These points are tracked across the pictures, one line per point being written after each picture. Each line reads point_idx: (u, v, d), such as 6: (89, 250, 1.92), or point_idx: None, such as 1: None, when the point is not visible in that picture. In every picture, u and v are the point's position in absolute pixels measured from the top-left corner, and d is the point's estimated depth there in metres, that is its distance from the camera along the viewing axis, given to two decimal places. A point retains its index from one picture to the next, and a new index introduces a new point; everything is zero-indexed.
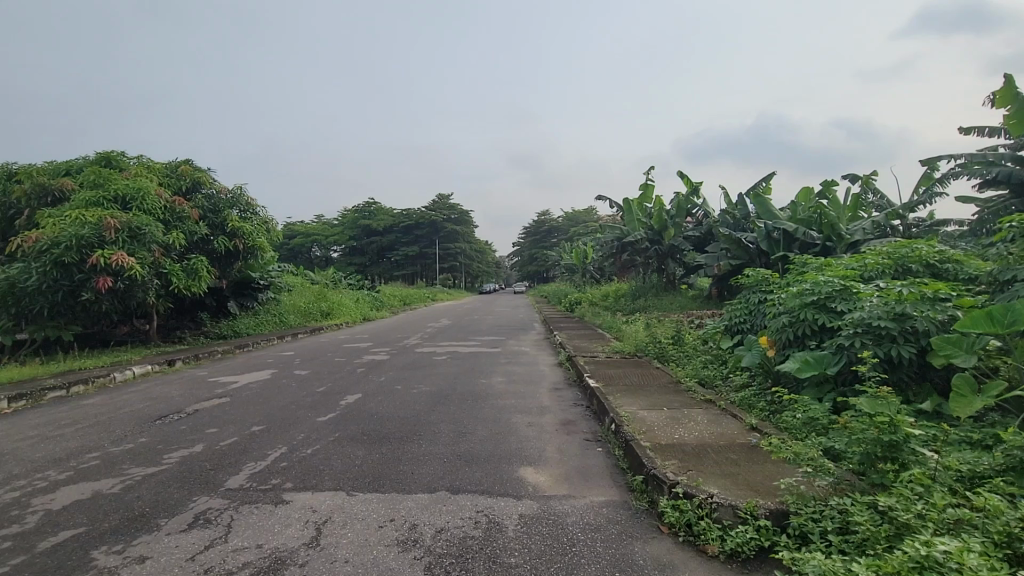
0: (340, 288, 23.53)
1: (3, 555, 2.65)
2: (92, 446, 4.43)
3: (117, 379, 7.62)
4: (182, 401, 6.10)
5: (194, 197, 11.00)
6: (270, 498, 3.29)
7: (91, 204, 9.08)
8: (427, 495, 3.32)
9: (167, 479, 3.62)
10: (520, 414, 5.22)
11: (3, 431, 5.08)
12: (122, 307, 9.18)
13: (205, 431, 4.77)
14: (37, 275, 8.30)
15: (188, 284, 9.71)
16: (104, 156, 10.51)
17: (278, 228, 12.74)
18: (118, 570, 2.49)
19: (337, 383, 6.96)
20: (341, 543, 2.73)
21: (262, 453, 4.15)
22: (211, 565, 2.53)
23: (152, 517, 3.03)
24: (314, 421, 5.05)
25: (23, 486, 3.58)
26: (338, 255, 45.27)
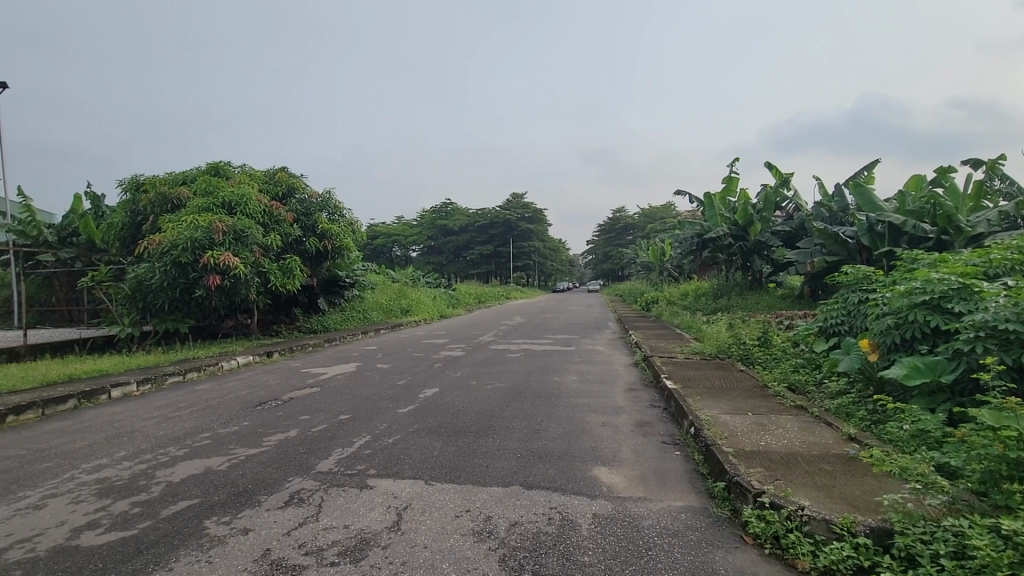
0: (419, 286, 24.55)
1: (135, 518, 3.02)
2: (204, 427, 4.94)
3: (223, 367, 8.42)
4: (279, 390, 6.63)
5: (289, 202, 11.90)
6: (356, 483, 3.50)
7: (203, 210, 10.08)
8: (501, 489, 3.37)
9: (266, 459, 3.95)
10: (593, 413, 5.16)
11: (133, 410, 5.79)
12: (228, 302, 10.12)
13: (299, 418, 5.15)
14: (160, 273, 9.35)
15: (284, 282, 10.50)
16: (214, 166, 11.63)
17: (363, 228, 13.46)
18: (226, 540, 2.75)
19: (415, 377, 7.25)
20: (420, 529, 2.84)
21: (348, 440, 4.41)
22: (304, 541, 2.72)
23: (254, 494, 3.32)
24: (395, 413, 5.29)
25: (149, 459, 4.06)
26: (417, 255, 47.21)
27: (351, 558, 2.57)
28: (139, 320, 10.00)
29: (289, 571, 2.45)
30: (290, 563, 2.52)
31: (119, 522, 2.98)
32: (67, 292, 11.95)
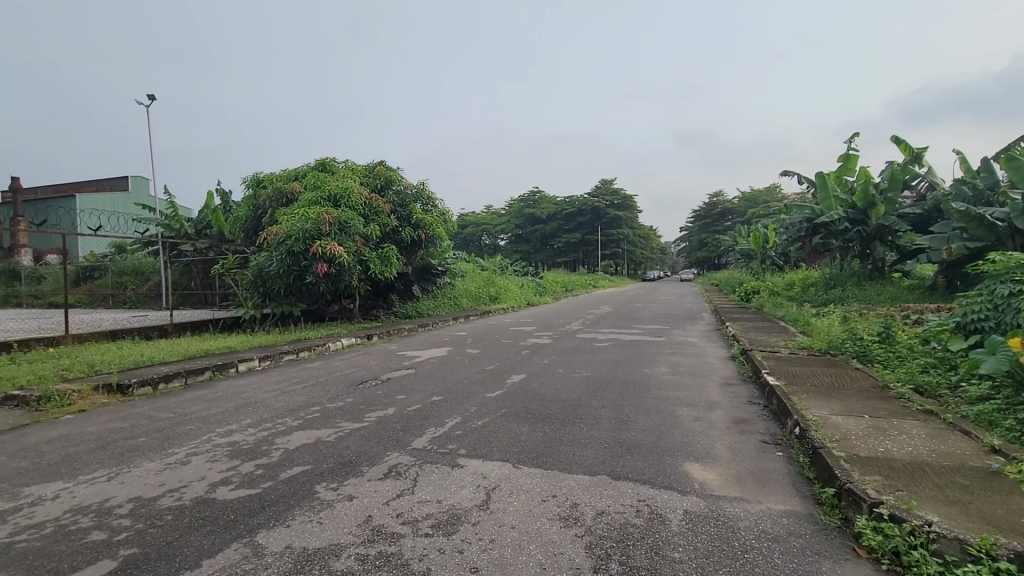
0: (507, 274, 25.00)
1: (258, 478, 3.40)
2: (315, 401, 5.43)
3: (330, 348, 9.17)
4: (378, 370, 7.11)
5: (387, 194, 12.58)
6: (447, 461, 3.66)
7: (312, 203, 10.95)
8: (588, 477, 3.36)
9: (367, 434, 4.25)
10: (685, 407, 4.96)
11: (257, 383, 6.50)
12: (334, 288, 10.96)
13: (395, 397, 5.49)
14: (277, 261, 10.34)
15: (383, 269, 11.18)
16: (321, 162, 12.59)
17: (454, 218, 13.91)
18: (334, 504, 3.01)
19: (503, 363, 7.42)
20: (508, 510, 2.92)
21: (440, 420, 4.62)
22: (401, 512, 2.90)
23: (357, 465, 3.60)
24: (484, 397, 5.46)
25: (270, 427, 4.54)
26: (505, 244, 48.12)
27: (444, 531, 2.70)
28: (260, 303, 11.14)
29: (388, 538, 2.63)
30: (389, 531, 2.70)
31: (246, 481, 3.36)
32: (202, 278, 13.61)
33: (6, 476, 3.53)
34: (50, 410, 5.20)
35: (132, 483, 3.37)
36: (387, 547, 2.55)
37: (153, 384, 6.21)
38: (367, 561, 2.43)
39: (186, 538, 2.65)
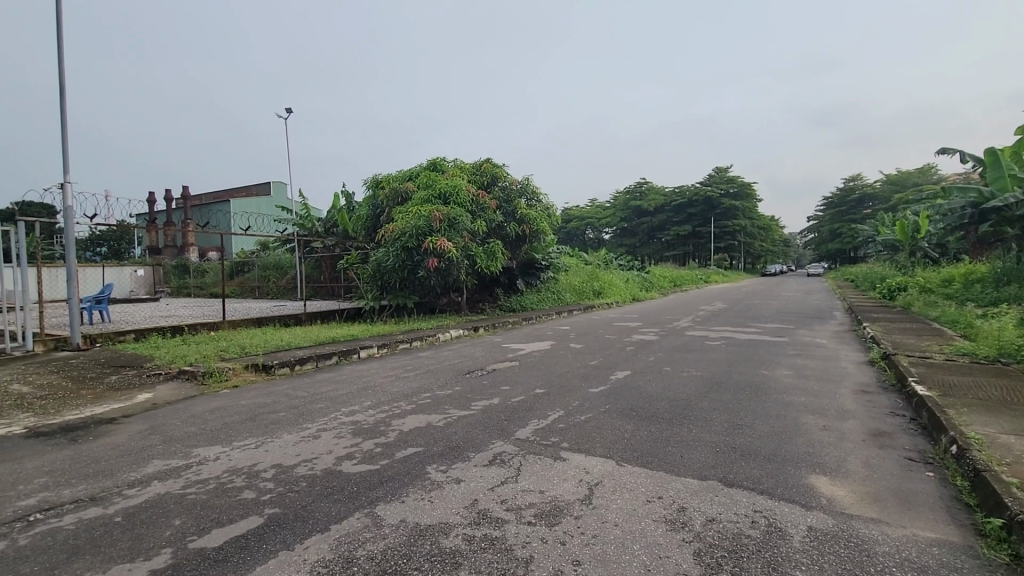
0: (612, 268, 24.54)
1: (377, 455, 3.69)
2: (426, 388, 5.78)
3: (440, 338, 9.67)
4: (484, 361, 7.36)
5: (493, 190, 12.95)
6: (550, 453, 3.69)
7: (424, 201, 11.59)
8: (697, 481, 3.20)
9: (473, 422, 4.43)
10: (811, 415, 4.52)
11: (376, 369, 7.06)
12: (444, 282, 11.53)
13: (501, 388, 5.66)
14: (393, 257, 11.10)
15: (488, 264, 11.54)
16: (433, 162, 13.25)
17: (558, 212, 13.93)
18: (443, 485, 3.17)
19: (607, 358, 7.31)
20: (611, 507, 2.88)
21: (543, 413, 4.67)
22: (505, 498, 2.99)
23: (464, 450, 3.76)
24: (587, 391, 5.43)
25: (387, 410, 4.91)
26: (610, 238, 47.25)
27: (547, 521, 2.73)
28: (379, 295, 12.04)
29: (493, 522, 2.72)
30: (494, 516, 2.79)
31: (367, 457, 3.68)
32: (330, 272, 15.03)
33: (180, 438, 4.20)
34: (212, 384, 6.09)
35: (274, 451, 3.84)
36: (492, 531, 2.64)
37: (290, 366, 7.01)
38: (473, 542, 2.54)
39: (317, 504, 2.96)
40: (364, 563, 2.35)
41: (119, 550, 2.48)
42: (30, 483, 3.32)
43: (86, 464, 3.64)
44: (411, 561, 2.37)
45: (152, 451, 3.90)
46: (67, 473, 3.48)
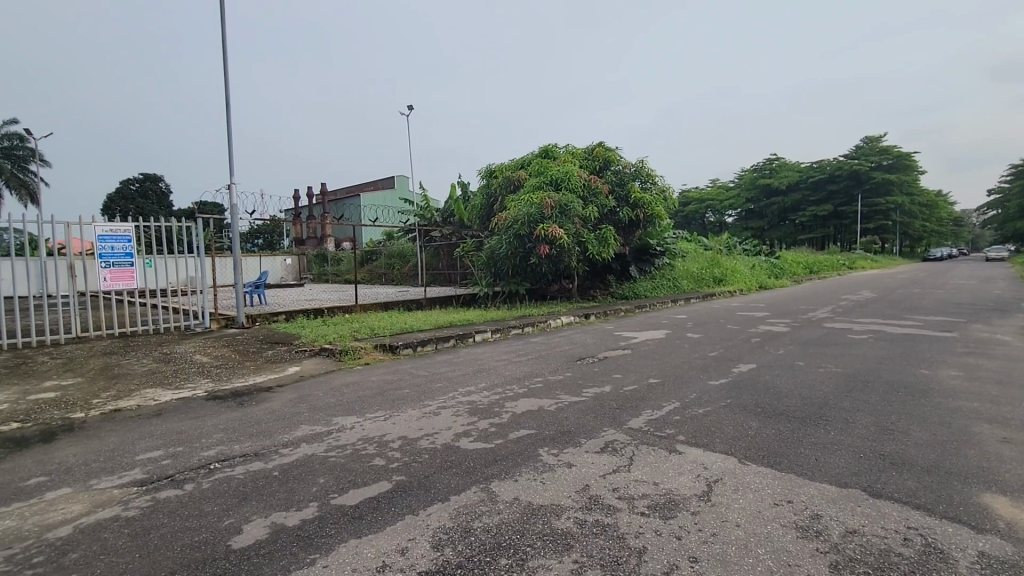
0: (736, 254, 22.79)
1: (492, 435, 3.84)
2: (538, 373, 5.88)
3: (551, 324, 9.77)
4: (596, 348, 7.30)
5: (605, 175, 12.70)
6: (665, 445, 3.56)
7: (536, 188, 11.69)
8: (835, 488, 2.89)
9: (585, 408, 4.42)
10: (985, 424, 3.83)
11: (490, 353, 7.34)
12: (555, 269, 11.60)
13: (613, 376, 5.57)
14: (506, 244, 11.38)
15: (600, 250, 11.39)
16: (544, 149, 13.30)
17: (675, 194, 13.27)
18: (554, 468, 3.22)
19: (729, 349, 6.85)
20: (732, 506, 2.71)
21: (657, 403, 4.51)
22: (617, 486, 2.95)
23: (575, 435, 3.77)
24: (706, 384, 5.14)
25: (501, 392, 5.09)
26: (733, 221, 43.91)
27: (661, 513, 2.65)
28: (492, 282, 12.42)
29: (605, 509, 2.70)
30: (606, 503, 2.77)
31: (482, 435, 3.85)
32: (447, 260, 15.82)
33: (322, 407, 4.74)
34: (348, 361, 6.79)
35: (401, 424, 4.18)
36: (604, 517, 2.62)
37: (413, 347, 7.56)
38: (585, 526, 2.54)
39: (437, 475, 3.16)
40: (480, 535, 2.47)
41: (276, 499, 2.87)
42: (211, 437, 3.97)
43: (250, 424, 4.26)
44: (524, 537, 2.44)
45: (300, 417, 4.46)
46: (236, 430, 4.11)
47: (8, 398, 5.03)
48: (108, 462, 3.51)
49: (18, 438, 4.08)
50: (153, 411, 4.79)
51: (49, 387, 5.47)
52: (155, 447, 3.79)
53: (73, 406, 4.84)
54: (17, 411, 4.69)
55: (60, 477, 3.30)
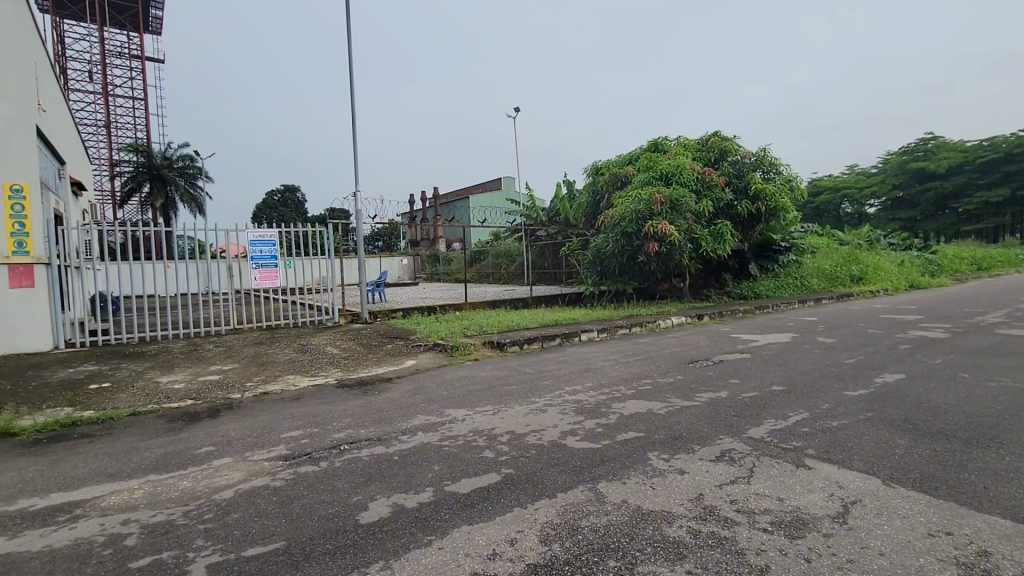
0: (879, 248, 20.11)
1: (599, 435, 3.80)
2: (647, 374, 5.69)
3: (660, 325, 9.41)
4: (710, 351, 6.89)
5: (721, 166, 11.95)
6: (791, 459, 3.26)
7: (644, 184, 11.33)
8: (1012, 522, 2.45)
9: (698, 413, 4.19)
10: None
11: (596, 352, 7.24)
12: (664, 267, 11.15)
13: (730, 381, 5.21)
14: (613, 242, 11.16)
15: (715, 247, 10.76)
16: (654, 143, 12.83)
17: (803, 184, 12.11)
18: (666, 474, 3.09)
19: (870, 356, 6.08)
20: (875, 532, 2.41)
21: (782, 413, 4.14)
22: (736, 499, 2.76)
23: (688, 441, 3.60)
24: (841, 394, 4.62)
25: (608, 392, 5.00)
26: (875, 211, 38.81)
27: (787, 531, 2.44)
28: (598, 281, 12.24)
29: (721, 521, 2.54)
30: (723, 515, 2.60)
31: (589, 435, 3.82)
32: (553, 258, 15.89)
33: (435, 399, 5.02)
34: (458, 356, 7.11)
35: (508, 419, 4.29)
36: (720, 530, 2.47)
37: (520, 345, 7.71)
38: (699, 536, 2.42)
39: (544, 471, 3.19)
40: (588, 534, 2.45)
41: (396, 482, 3.09)
42: (341, 421, 4.40)
43: (373, 411, 4.64)
44: (633, 542, 2.38)
45: (417, 407, 4.76)
46: (361, 416, 4.50)
47: (184, 379, 5.98)
48: (259, 438, 4.03)
49: (193, 413, 4.84)
50: (294, 395, 5.41)
51: (214, 370, 6.41)
52: (296, 427, 4.28)
53: (232, 388, 5.63)
54: (192, 390, 5.56)
55: (223, 447, 3.86)
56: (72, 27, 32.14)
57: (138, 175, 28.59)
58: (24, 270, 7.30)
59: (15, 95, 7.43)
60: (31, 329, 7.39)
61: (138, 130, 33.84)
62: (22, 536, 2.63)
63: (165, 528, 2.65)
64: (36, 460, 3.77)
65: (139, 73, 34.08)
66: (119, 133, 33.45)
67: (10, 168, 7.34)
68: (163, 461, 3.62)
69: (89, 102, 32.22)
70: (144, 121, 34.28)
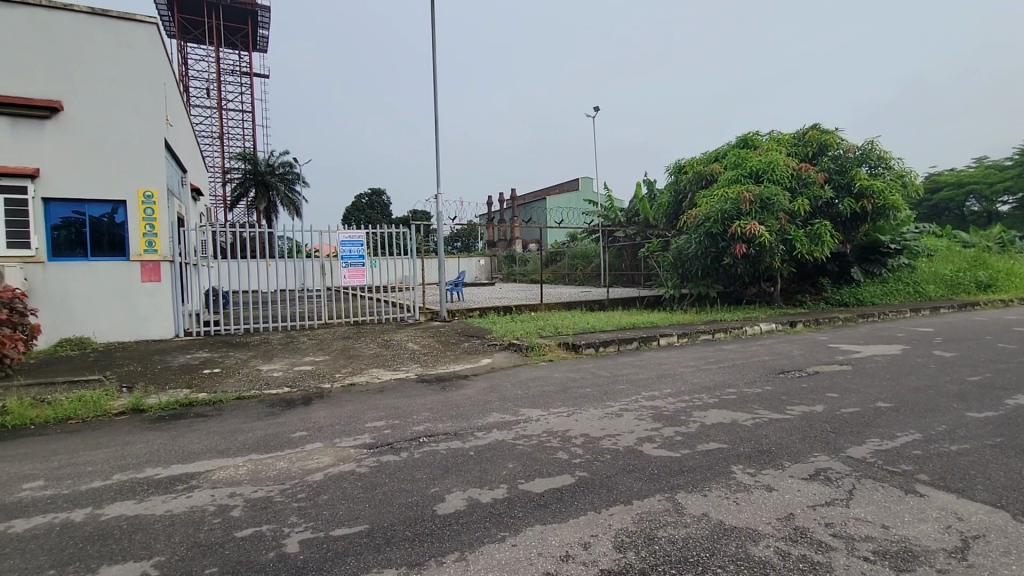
0: (1013, 252, 17.64)
1: (677, 444, 3.65)
2: (732, 383, 5.38)
3: (747, 331, 8.88)
4: (804, 361, 6.39)
5: (820, 161, 11.08)
6: (898, 483, 2.95)
7: (732, 182, 10.76)
8: None
9: (789, 427, 3.90)
10: None
11: (676, 358, 6.97)
12: (753, 270, 10.52)
13: (827, 394, 4.80)
14: (696, 243, 10.70)
15: (811, 249, 10.00)
16: (743, 138, 12.16)
17: (918, 179, 10.95)
18: (751, 489, 2.91)
19: (1000, 375, 5.35)
20: (1002, 573, 2.12)
21: (889, 432, 3.75)
22: (832, 522, 2.54)
23: (777, 457, 3.36)
24: (963, 415, 4.10)
25: (689, 400, 4.79)
26: (1009, 209, 34.09)
27: (892, 563, 2.21)
28: (679, 284, 11.79)
29: (814, 544, 2.36)
30: (817, 539, 2.40)
31: (667, 443, 3.68)
32: (631, 260, 15.53)
33: (510, 398, 5.07)
34: (533, 357, 7.14)
35: (583, 422, 4.24)
36: (813, 554, 2.28)
37: (595, 347, 7.60)
38: (789, 559, 2.25)
39: (620, 477, 3.13)
40: (665, 545, 2.37)
41: (472, 477, 3.16)
42: (420, 414, 4.57)
43: (450, 407, 4.78)
44: (714, 557, 2.27)
45: (492, 405, 4.84)
46: (440, 411, 4.65)
47: (282, 368, 6.50)
48: (346, 426, 4.30)
49: (288, 399, 5.25)
50: (378, 387, 5.70)
51: (308, 361, 6.91)
52: (378, 418, 4.51)
53: (323, 378, 6.04)
54: (288, 378, 6.03)
55: (314, 433, 4.15)
56: (195, 50, 36.06)
57: (246, 181, 31.55)
58: (153, 267, 8.35)
59: (149, 112, 8.46)
60: (158, 319, 8.38)
61: (246, 140, 37.28)
62: (148, 500, 2.98)
63: (264, 503, 2.90)
64: (161, 434, 4.26)
65: (248, 88, 37.54)
66: (231, 143, 37.03)
67: (144, 177, 8.38)
68: (263, 442, 3.96)
69: (207, 116, 36.00)
70: (252, 132, 37.70)
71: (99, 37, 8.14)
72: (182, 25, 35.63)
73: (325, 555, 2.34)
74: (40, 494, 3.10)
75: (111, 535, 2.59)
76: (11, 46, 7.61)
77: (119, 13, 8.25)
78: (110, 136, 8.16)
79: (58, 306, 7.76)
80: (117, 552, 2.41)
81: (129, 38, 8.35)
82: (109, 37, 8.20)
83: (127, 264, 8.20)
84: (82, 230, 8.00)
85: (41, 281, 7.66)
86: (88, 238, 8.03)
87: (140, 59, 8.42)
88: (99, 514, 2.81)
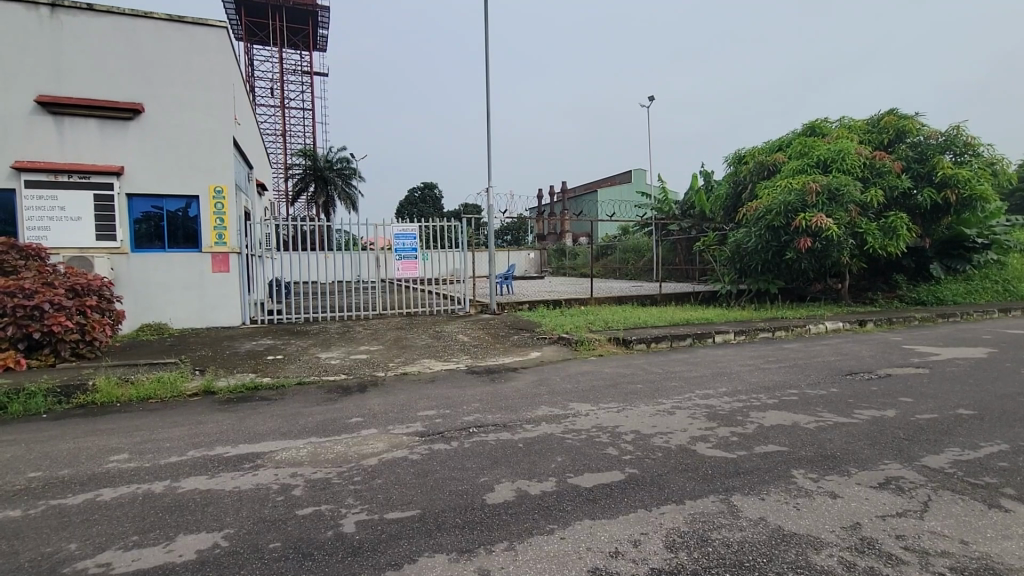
0: None
1: (733, 444, 3.53)
2: (794, 384, 5.13)
3: (810, 330, 8.41)
4: (875, 362, 6.01)
5: (897, 149, 10.33)
6: (982, 497, 2.71)
7: (797, 172, 10.21)
8: None
9: (857, 433, 3.67)
10: None
11: (731, 355, 6.73)
12: (819, 266, 9.95)
13: (900, 398, 4.49)
14: (756, 237, 10.26)
15: (885, 242, 9.36)
16: (810, 126, 11.50)
17: (1011, 166, 10.02)
18: (813, 495, 2.77)
19: None
20: None
21: (970, 441, 3.46)
22: (904, 534, 2.38)
23: (843, 462, 3.18)
24: None
25: (746, 400, 4.61)
26: None
27: None
28: (737, 279, 11.30)
29: (881, 556, 2.22)
30: (886, 550, 2.26)
31: (722, 443, 3.55)
32: (686, 254, 15.07)
33: (559, 391, 5.06)
34: (582, 351, 7.07)
35: (633, 418, 4.17)
36: (881, 566, 2.15)
37: (647, 343, 7.45)
38: (854, 569, 2.13)
39: (671, 476, 3.05)
40: (719, 547, 2.30)
41: (520, 468, 3.19)
42: (470, 405, 4.64)
43: (500, 399, 4.82)
44: (772, 563, 2.18)
45: (540, 398, 4.85)
46: (489, 403, 4.70)
47: (339, 356, 6.78)
48: (399, 414, 4.42)
49: (345, 386, 5.47)
50: (429, 377, 5.84)
51: (363, 350, 7.16)
52: (430, 407, 4.62)
53: (377, 367, 6.24)
54: (345, 366, 6.28)
55: (369, 419, 4.31)
56: (260, 51, 38.05)
57: (306, 176, 32.98)
58: (222, 258, 8.89)
59: (219, 111, 8.96)
60: (226, 307, 8.93)
61: (307, 137, 38.92)
62: (218, 476, 3.19)
63: (323, 484, 3.03)
64: (230, 414, 4.55)
65: (309, 87, 39.17)
66: (293, 140, 38.80)
67: (214, 173, 8.91)
68: (323, 426, 4.15)
69: (271, 115, 37.83)
70: (312, 128, 39.29)
71: (175, 42, 8.70)
72: (249, 27, 37.60)
73: (379, 537, 2.43)
74: (126, 466, 3.39)
75: (187, 507, 2.79)
76: (99, 53, 8.25)
77: (194, 19, 8.79)
78: (184, 135, 8.72)
79: (140, 294, 8.42)
80: (191, 523, 2.60)
81: (202, 42, 8.86)
82: (184, 42, 8.75)
83: (200, 256, 8.77)
84: (160, 224, 8.60)
85: (125, 271, 8.34)
86: (165, 231, 8.63)
87: (211, 61, 8.91)
88: (176, 487, 3.05)
